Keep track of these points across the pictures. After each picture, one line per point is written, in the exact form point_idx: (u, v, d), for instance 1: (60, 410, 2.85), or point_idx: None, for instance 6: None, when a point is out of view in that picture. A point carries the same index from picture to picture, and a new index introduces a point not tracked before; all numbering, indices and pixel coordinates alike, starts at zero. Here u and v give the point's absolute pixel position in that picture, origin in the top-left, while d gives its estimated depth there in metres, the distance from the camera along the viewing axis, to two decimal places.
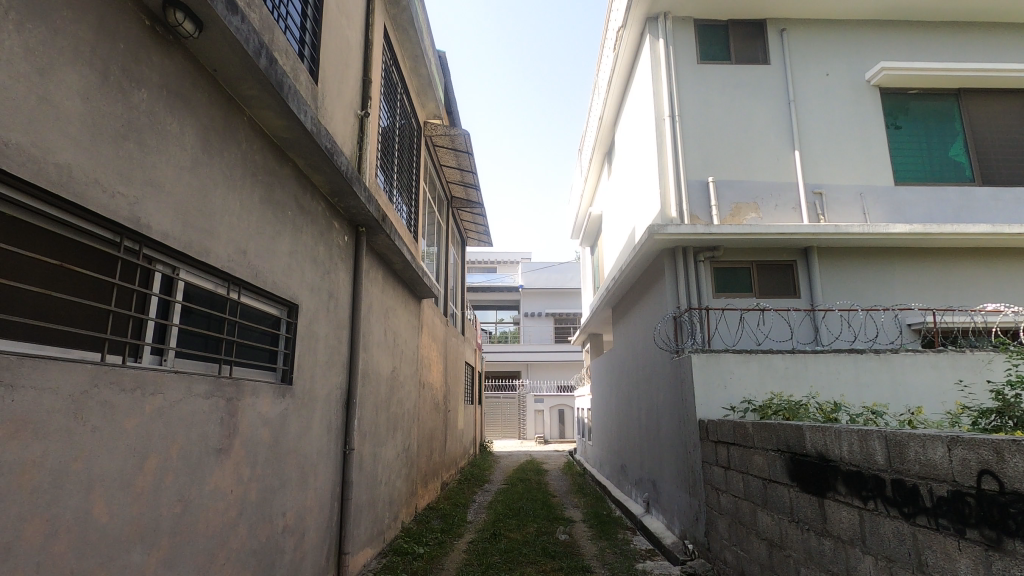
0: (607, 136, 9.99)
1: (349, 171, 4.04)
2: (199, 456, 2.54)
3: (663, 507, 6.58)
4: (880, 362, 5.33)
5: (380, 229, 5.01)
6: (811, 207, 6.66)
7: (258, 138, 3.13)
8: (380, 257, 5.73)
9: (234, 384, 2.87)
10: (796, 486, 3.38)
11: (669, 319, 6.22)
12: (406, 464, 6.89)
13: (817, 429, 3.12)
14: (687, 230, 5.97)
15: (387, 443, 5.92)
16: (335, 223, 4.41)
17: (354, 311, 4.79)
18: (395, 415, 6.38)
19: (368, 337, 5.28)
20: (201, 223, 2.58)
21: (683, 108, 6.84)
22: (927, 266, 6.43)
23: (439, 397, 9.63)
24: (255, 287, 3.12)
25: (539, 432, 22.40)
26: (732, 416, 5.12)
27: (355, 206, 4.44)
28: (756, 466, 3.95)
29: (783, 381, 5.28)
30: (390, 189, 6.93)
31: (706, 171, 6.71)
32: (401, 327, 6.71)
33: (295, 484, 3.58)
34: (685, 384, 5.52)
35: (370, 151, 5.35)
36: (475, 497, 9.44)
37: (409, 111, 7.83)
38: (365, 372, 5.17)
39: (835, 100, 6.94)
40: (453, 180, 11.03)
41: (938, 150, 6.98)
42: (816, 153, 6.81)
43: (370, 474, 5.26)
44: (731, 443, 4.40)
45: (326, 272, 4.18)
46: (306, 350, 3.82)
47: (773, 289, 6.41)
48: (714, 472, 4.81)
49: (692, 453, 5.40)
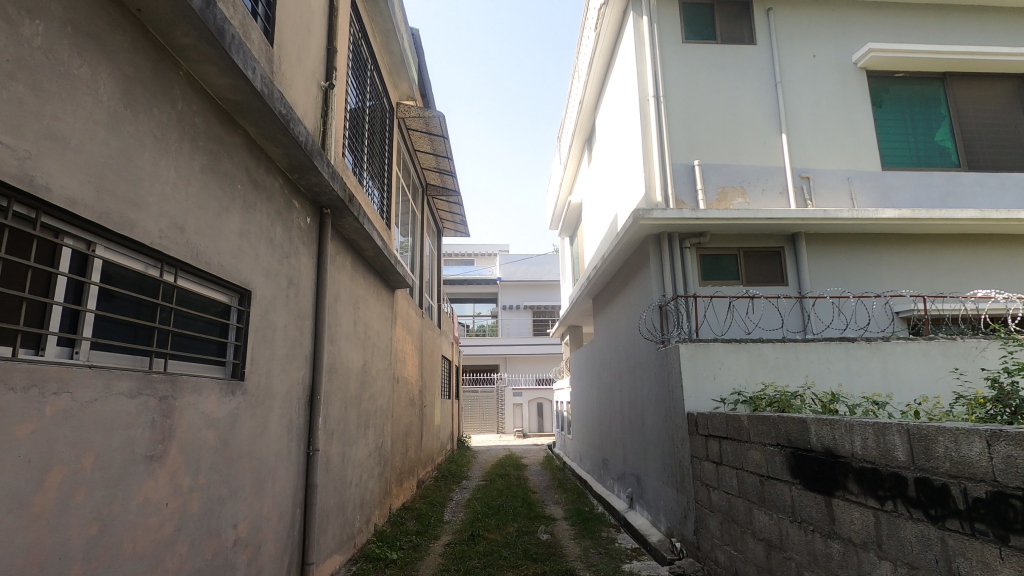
0: (587, 122, 9.70)
1: (310, 143, 3.65)
2: (123, 465, 2.15)
3: (648, 504, 6.35)
4: (872, 350, 5.16)
5: (348, 211, 4.62)
6: (798, 191, 6.46)
7: (198, 98, 2.73)
8: (349, 242, 5.34)
9: (170, 380, 2.48)
10: (800, 484, 3.13)
11: (655, 308, 5.97)
12: (379, 465, 6.51)
13: (824, 422, 2.87)
14: (673, 215, 5.71)
15: (357, 442, 5.54)
16: (296, 202, 4.01)
17: (318, 300, 4.40)
18: (366, 413, 5.99)
19: (335, 328, 4.90)
20: (122, 190, 2.18)
21: (668, 89, 6.58)
22: (917, 252, 6.29)
23: (414, 391, 9.25)
24: (196, 270, 2.73)
25: (518, 426, 22.19)
26: (722, 408, 4.89)
27: (318, 184, 4.03)
28: (753, 462, 3.71)
29: (774, 372, 5.07)
30: (360, 172, 6.51)
31: (692, 154, 6.46)
32: (372, 318, 6.32)
33: (248, 492, 3.19)
34: (672, 375, 5.28)
35: (336, 127, 4.94)
36: (453, 495, 9.10)
37: (380, 90, 7.39)
38: (332, 366, 4.78)
39: (822, 83, 6.76)
40: (428, 167, 10.62)
41: (925, 134, 6.85)
42: (803, 137, 6.60)
43: (338, 476, 4.90)
44: (724, 437, 4.16)
45: (285, 256, 3.79)
46: (261, 341, 3.43)
47: (760, 276, 6.20)
48: (704, 467, 4.57)
49: (679, 447, 5.16)
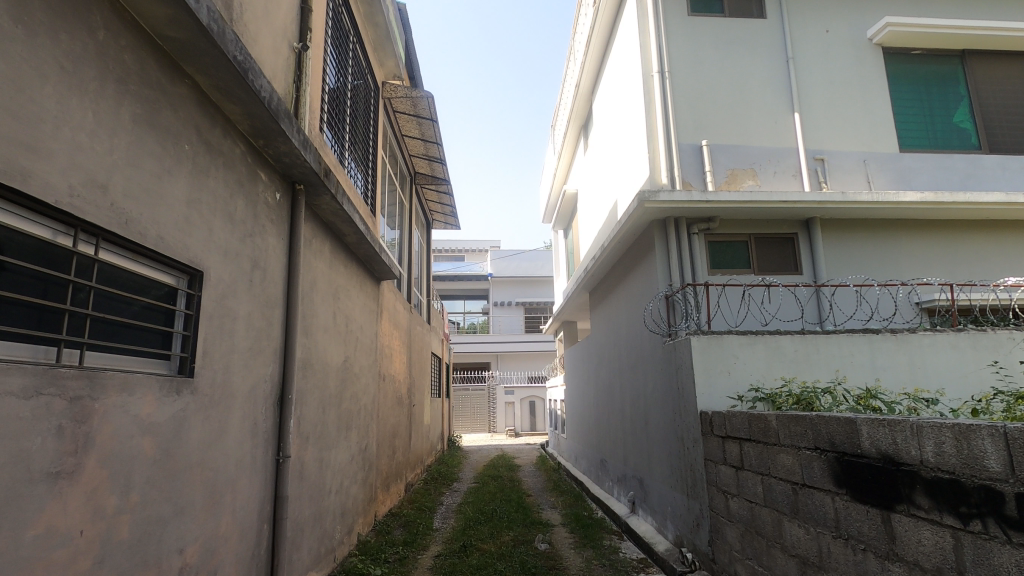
0: (584, 106, 9.24)
1: (276, 102, 3.14)
2: (8, 486, 1.66)
3: (652, 509, 5.93)
4: (897, 342, 4.76)
5: (324, 187, 4.11)
6: (812, 173, 6.04)
7: (129, 32, 2.24)
8: (327, 225, 4.84)
9: (86, 376, 1.99)
10: (846, 494, 2.70)
11: (661, 298, 5.54)
12: (363, 469, 6.02)
13: (882, 422, 2.44)
14: (681, 197, 5.28)
15: (337, 446, 5.03)
16: (262, 174, 3.51)
17: (289, 287, 3.90)
18: (348, 414, 5.48)
19: (311, 320, 4.40)
20: (11, 131, 1.69)
21: (673, 64, 6.14)
22: (938, 239, 5.90)
23: (402, 390, 8.76)
24: (127, 242, 2.24)
25: (510, 425, 21.81)
26: (739, 406, 4.46)
27: (287, 153, 3.53)
28: (783, 467, 3.27)
29: (795, 366, 4.65)
30: (341, 152, 6.00)
31: (699, 134, 6.02)
32: (355, 310, 5.82)
33: (199, 509, 2.69)
34: (682, 371, 4.85)
35: (311, 96, 4.43)
36: (443, 499, 8.62)
37: (364, 67, 6.87)
38: (307, 363, 4.28)
39: (837, 59, 6.33)
40: (416, 154, 10.13)
41: (943, 115, 6.46)
42: (817, 116, 6.18)
43: (314, 484, 4.40)
44: (746, 439, 3.73)
45: (248, 234, 3.28)
46: (217, 332, 2.92)
47: (773, 265, 5.78)
48: (721, 472, 4.13)
49: (690, 450, 4.73)
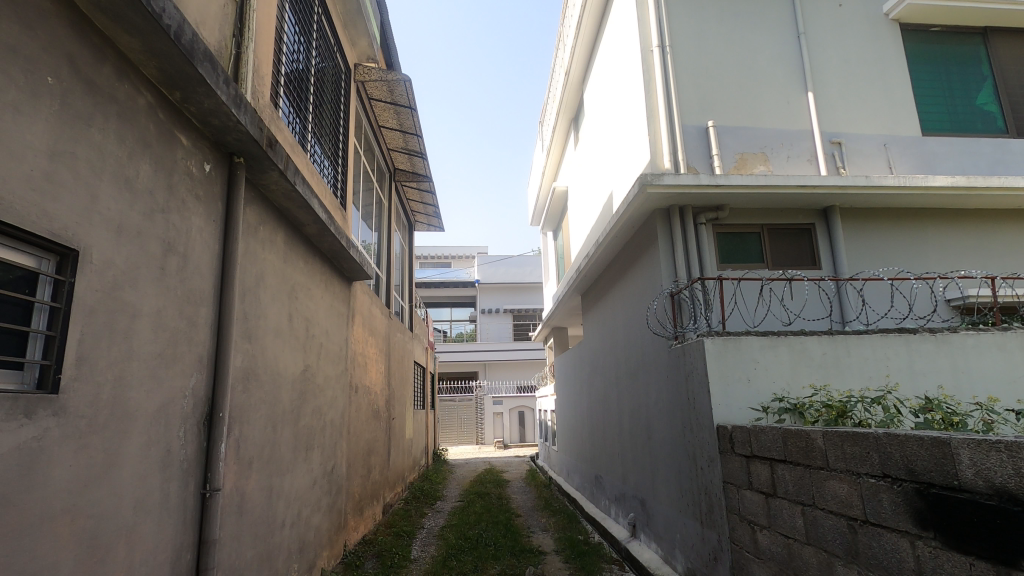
0: (575, 96, 8.65)
1: (191, 38, 2.46)
2: None
3: (657, 534, 5.26)
4: (938, 343, 4.16)
5: (269, 160, 3.41)
6: (829, 158, 5.47)
7: None
8: (280, 211, 4.13)
9: None
10: (935, 540, 2.05)
11: (665, 296, 4.91)
12: (328, 495, 5.28)
13: (1000, 446, 1.79)
14: (687, 181, 4.67)
15: (292, 472, 4.30)
16: (183, 137, 2.82)
17: (222, 280, 3.19)
18: (308, 433, 4.74)
19: (257, 321, 3.69)
20: None
21: (674, 39, 5.56)
22: (966, 229, 5.35)
23: (378, 403, 8.01)
24: None
25: (498, 436, 21.10)
26: (763, 420, 3.81)
27: (215, 111, 2.84)
28: (834, 498, 2.62)
29: (824, 372, 4.01)
30: (304, 133, 5.32)
31: (704, 115, 5.43)
32: (318, 313, 5.12)
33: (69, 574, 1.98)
34: (693, 379, 4.20)
35: (257, 55, 3.75)
36: (424, 521, 7.88)
37: (332, 45, 6.20)
38: (250, 374, 3.56)
39: (851, 35, 5.78)
40: (395, 147, 9.45)
41: (967, 97, 5.93)
42: (832, 96, 5.62)
43: (259, 520, 3.66)
44: (781, 461, 3.08)
45: (159, 209, 2.58)
46: (106, 331, 2.21)
47: (789, 259, 5.17)
48: (746, 499, 3.47)
49: (704, 471, 4.06)
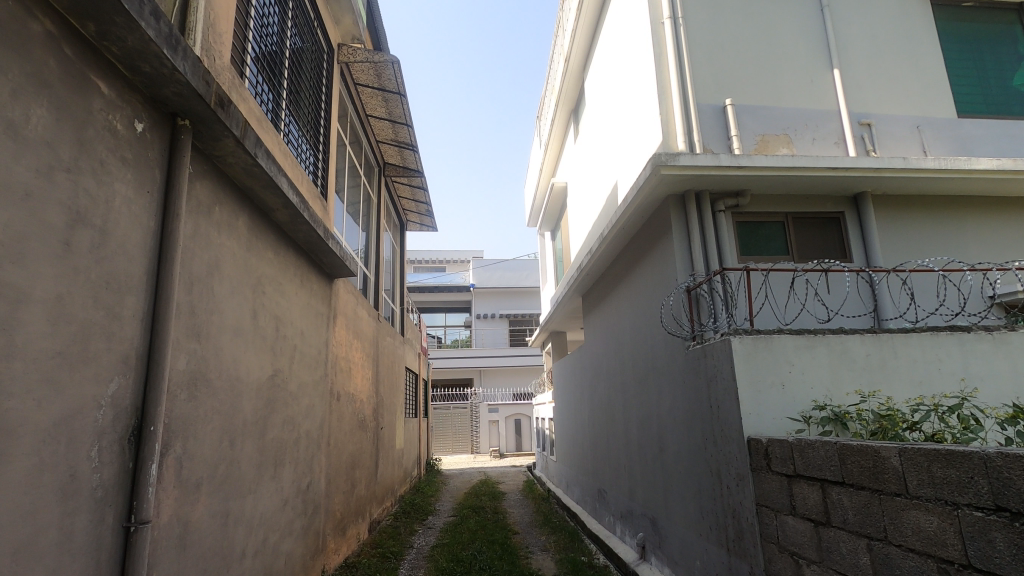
0: (575, 84, 8.14)
1: None
2: None
3: (671, 559, 4.70)
4: (996, 342, 3.63)
5: (221, 125, 2.87)
6: (858, 141, 4.97)
7: None
8: (241, 190, 3.58)
9: None
10: None
11: (681, 292, 4.39)
12: (303, 517, 4.70)
13: None
14: (707, 161, 4.15)
15: (256, 492, 3.72)
16: (102, 84, 2.27)
17: (160, 265, 2.63)
18: (277, 447, 4.17)
19: (209, 316, 3.13)
20: None
21: (687, 10, 5.06)
22: (1007, 219, 4.87)
23: (365, 411, 7.42)
24: None
25: (494, 445, 20.46)
26: (803, 433, 3.27)
27: (143, 53, 2.30)
28: (915, 533, 2.09)
29: (869, 376, 3.48)
30: (277, 110, 4.77)
31: (721, 92, 4.92)
32: (291, 310, 4.56)
33: None
34: (717, 385, 3.66)
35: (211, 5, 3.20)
36: (414, 540, 7.28)
37: (312, 20, 5.68)
38: (200, 379, 3.01)
39: (879, 8, 5.29)
40: (384, 138, 8.91)
41: (1004, 76, 5.46)
42: (859, 73, 5.13)
43: (210, 552, 3.09)
44: (838, 483, 2.54)
45: (62, 168, 2.04)
46: None
47: (816, 250, 4.66)
48: (787, 527, 2.93)
49: (731, 491, 3.52)
